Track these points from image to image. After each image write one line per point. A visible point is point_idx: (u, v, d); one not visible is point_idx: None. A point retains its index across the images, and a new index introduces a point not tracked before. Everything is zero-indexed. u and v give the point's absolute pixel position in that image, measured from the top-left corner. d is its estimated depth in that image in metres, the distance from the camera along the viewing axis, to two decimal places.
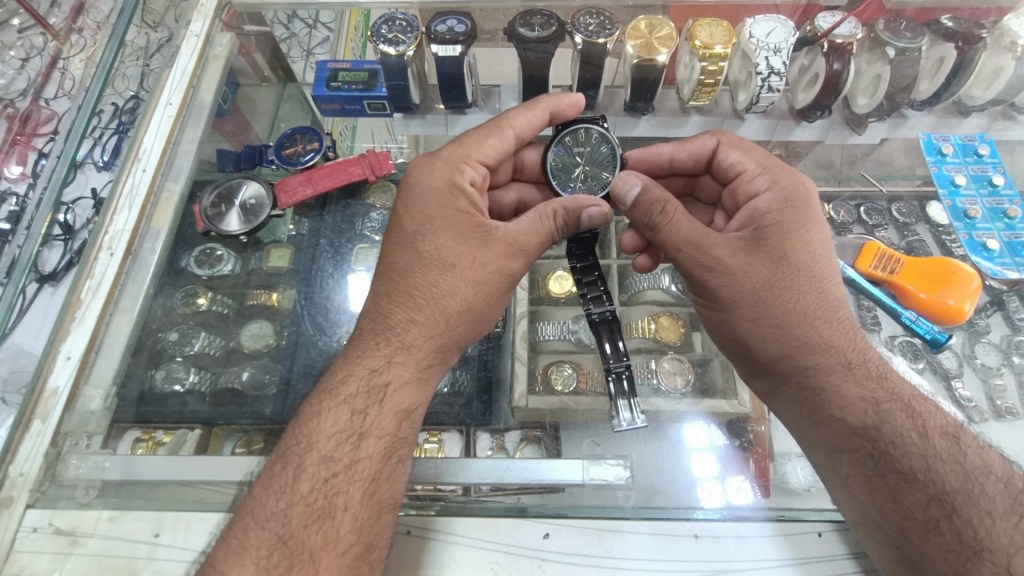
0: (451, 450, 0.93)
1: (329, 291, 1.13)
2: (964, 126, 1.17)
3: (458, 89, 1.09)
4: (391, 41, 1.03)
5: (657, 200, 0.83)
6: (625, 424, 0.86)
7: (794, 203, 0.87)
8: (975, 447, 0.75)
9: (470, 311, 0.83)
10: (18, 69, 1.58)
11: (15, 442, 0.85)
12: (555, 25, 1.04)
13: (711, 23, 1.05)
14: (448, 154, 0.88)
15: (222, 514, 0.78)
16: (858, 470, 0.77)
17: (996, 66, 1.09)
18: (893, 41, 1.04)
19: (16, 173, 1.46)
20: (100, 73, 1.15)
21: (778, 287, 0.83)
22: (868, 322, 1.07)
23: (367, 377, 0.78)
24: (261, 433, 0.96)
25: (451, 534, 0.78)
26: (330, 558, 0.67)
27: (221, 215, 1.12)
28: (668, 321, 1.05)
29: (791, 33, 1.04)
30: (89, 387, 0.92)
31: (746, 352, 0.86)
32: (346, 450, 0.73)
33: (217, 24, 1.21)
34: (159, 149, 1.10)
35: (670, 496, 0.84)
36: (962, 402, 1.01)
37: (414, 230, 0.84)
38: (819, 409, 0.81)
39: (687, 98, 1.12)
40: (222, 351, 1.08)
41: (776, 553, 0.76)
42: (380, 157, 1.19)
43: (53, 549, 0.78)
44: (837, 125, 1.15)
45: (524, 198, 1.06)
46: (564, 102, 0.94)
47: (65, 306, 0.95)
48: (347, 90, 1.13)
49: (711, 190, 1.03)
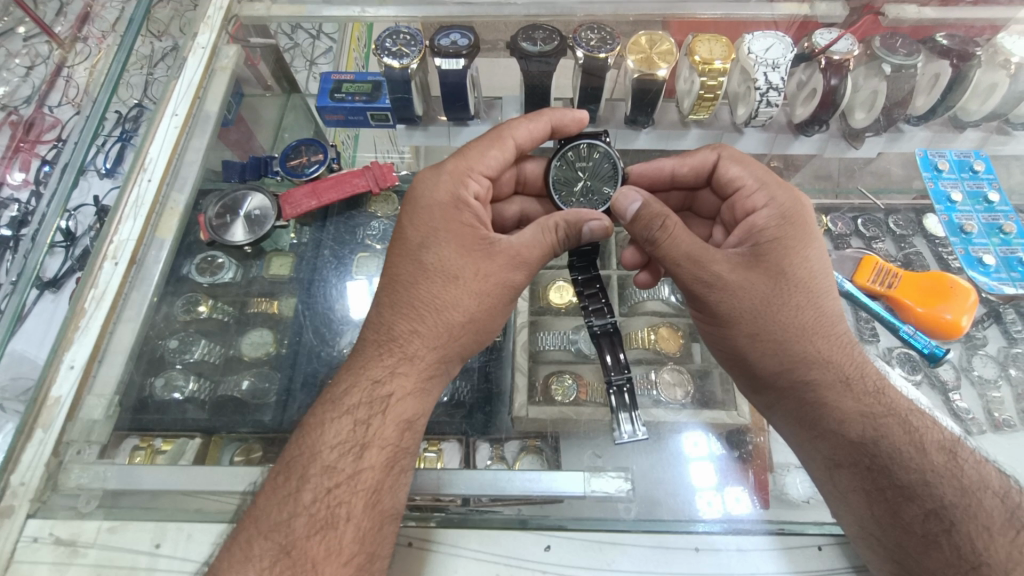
0: (451, 460, 0.94)
1: (332, 301, 1.13)
2: (960, 141, 1.19)
3: (461, 101, 1.10)
4: (396, 54, 1.05)
5: (656, 214, 0.83)
6: (626, 436, 0.87)
7: (792, 219, 0.87)
8: (972, 461, 0.76)
9: (473, 322, 0.84)
10: (23, 77, 1.59)
11: (17, 452, 0.85)
12: (557, 40, 1.05)
13: (710, 38, 1.06)
14: (452, 166, 0.89)
15: (224, 525, 0.79)
16: (856, 484, 0.77)
17: (991, 82, 1.10)
18: (889, 57, 1.05)
19: (19, 180, 1.47)
20: (108, 83, 1.16)
21: (777, 302, 0.83)
22: (867, 334, 1.09)
23: (370, 387, 0.78)
24: (261, 441, 0.97)
25: (452, 545, 0.78)
26: (333, 567, 0.67)
27: (227, 225, 1.13)
28: (668, 332, 1.06)
29: (789, 50, 1.05)
30: (92, 397, 0.92)
31: (745, 366, 0.87)
32: (349, 460, 0.73)
33: (224, 36, 1.22)
34: (165, 159, 1.10)
35: (671, 508, 0.84)
36: (960, 415, 1.03)
37: (419, 242, 0.85)
38: (818, 423, 0.82)
39: (687, 111, 1.13)
40: (222, 359, 1.08)
41: (776, 566, 0.77)
42: (385, 168, 1.20)
43: (53, 559, 0.78)
44: (835, 137, 1.17)
45: (527, 210, 1.07)
46: (568, 117, 0.94)
47: (70, 315, 0.95)
48: (352, 101, 1.15)
49: (709, 205, 1.04)
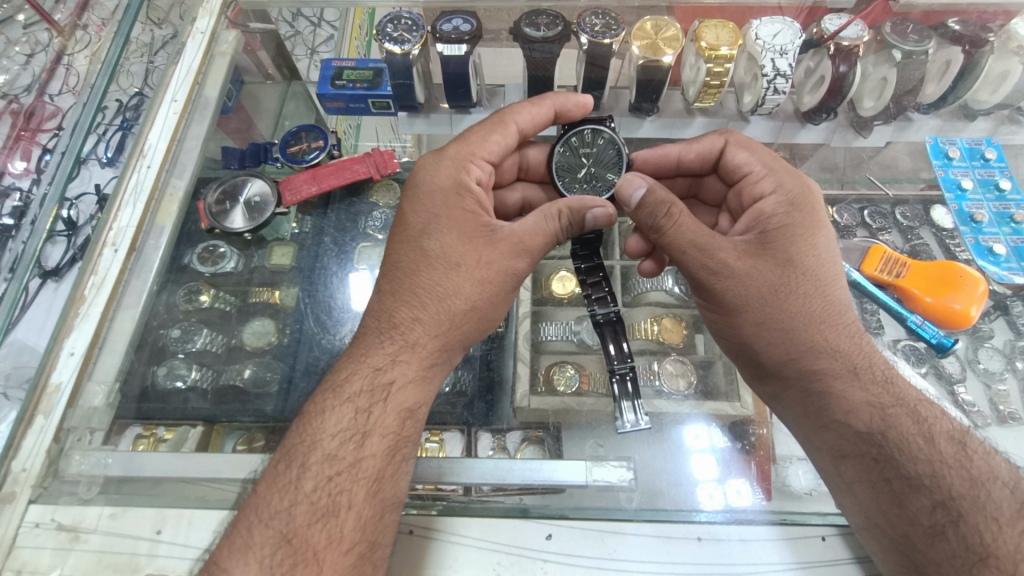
0: (453, 450, 0.93)
1: (333, 290, 1.12)
2: (970, 130, 1.17)
3: (463, 88, 1.09)
4: (397, 40, 1.03)
5: (662, 201, 0.82)
6: (629, 425, 0.86)
7: (800, 206, 0.86)
8: (981, 452, 0.75)
9: (475, 310, 0.83)
10: (23, 65, 1.59)
11: (18, 439, 0.84)
12: (561, 25, 1.04)
13: (717, 24, 1.04)
14: (454, 152, 0.88)
15: (226, 512, 0.79)
16: (862, 475, 0.77)
17: (1003, 70, 1.07)
18: (900, 44, 1.03)
19: (21, 169, 1.47)
20: (106, 68, 1.14)
21: (784, 291, 0.82)
22: (873, 326, 1.06)
23: (371, 375, 0.78)
24: (263, 430, 0.96)
25: (453, 533, 0.78)
26: (334, 556, 0.67)
27: (227, 212, 1.12)
28: (672, 323, 1.05)
29: (798, 35, 1.03)
30: (93, 384, 0.92)
31: (752, 356, 0.86)
32: (350, 448, 0.73)
33: (223, 21, 1.20)
34: (164, 145, 1.10)
35: (672, 498, 0.84)
36: (965, 407, 1.01)
37: (420, 229, 0.84)
38: (824, 413, 0.81)
39: (692, 99, 1.12)
40: (224, 349, 1.08)
41: (778, 556, 0.76)
42: (385, 155, 1.20)
43: (55, 545, 0.78)
44: (842, 127, 1.14)
45: (529, 198, 1.06)
46: (571, 102, 0.93)
47: (70, 301, 0.95)
48: (352, 88, 1.13)
49: (715, 191, 1.03)
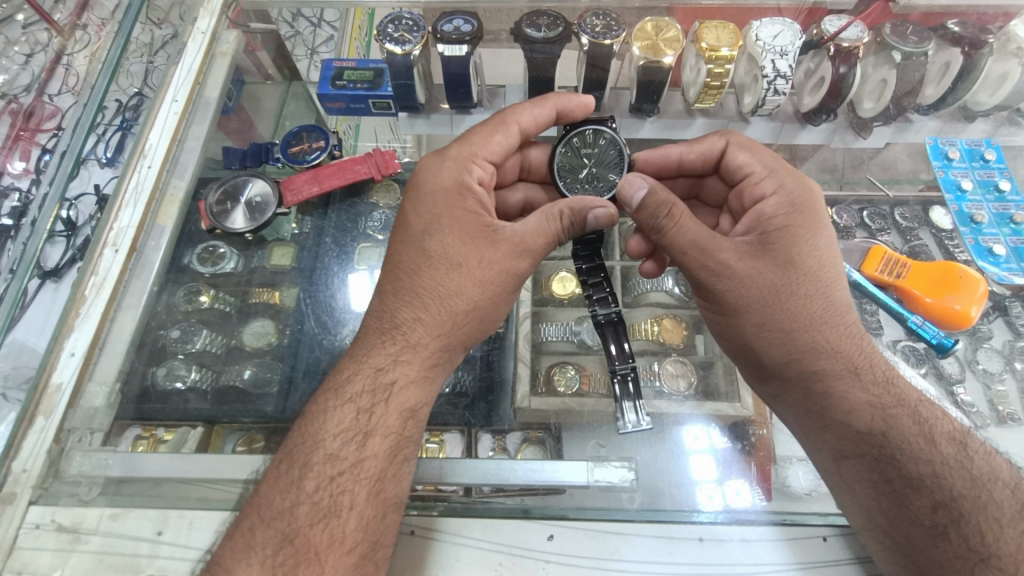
0: (453, 450, 0.93)
1: (333, 290, 1.12)
2: (971, 131, 1.17)
3: (463, 88, 1.09)
4: (397, 41, 1.03)
5: (663, 202, 0.82)
6: (631, 425, 0.86)
7: (801, 207, 0.86)
8: (982, 453, 0.75)
9: (477, 311, 0.83)
10: (23, 64, 1.58)
11: (18, 439, 0.84)
12: (562, 26, 1.04)
13: (718, 25, 1.04)
14: (455, 152, 0.88)
15: (227, 513, 0.79)
16: (864, 475, 0.77)
17: (1002, 72, 1.06)
18: (900, 45, 1.03)
19: (20, 169, 1.47)
20: (107, 68, 1.14)
21: (785, 291, 0.82)
22: (873, 327, 1.07)
23: (373, 375, 0.78)
24: (264, 431, 0.96)
25: (455, 534, 0.78)
26: (336, 557, 0.67)
27: (227, 212, 1.12)
28: (672, 323, 1.05)
29: (798, 37, 1.03)
30: (93, 384, 0.91)
31: (753, 357, 0.86)
32: (351, 449, 0.73)
33: (224, 21, 1.20)
34: (164, 146, 1.09)
35: (673, 498, 0.84)
36: (964, 407, 1.02)
37: (421, 229, 0.84)
38: (825, 414, 0.81)
39: (693, 100, 1.12)
40: (224, 349, 1.08)
41: (777, 557, 0.77)
42: (386, 156, 1.20)
43: (55, 546, 0.77)
44: (842, 128, 1.14)
45: (530, 198, 1.06)
46: (574, 103, 0.93)
47: (70, 302, 0.95)
48: (352, 88, 1.13)
49: (716, 192, 1.03)
